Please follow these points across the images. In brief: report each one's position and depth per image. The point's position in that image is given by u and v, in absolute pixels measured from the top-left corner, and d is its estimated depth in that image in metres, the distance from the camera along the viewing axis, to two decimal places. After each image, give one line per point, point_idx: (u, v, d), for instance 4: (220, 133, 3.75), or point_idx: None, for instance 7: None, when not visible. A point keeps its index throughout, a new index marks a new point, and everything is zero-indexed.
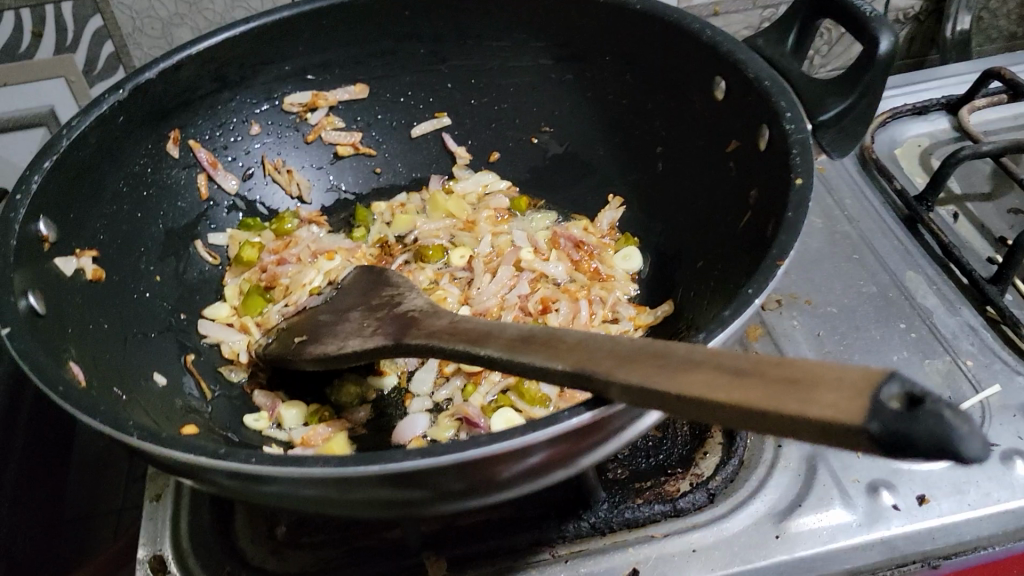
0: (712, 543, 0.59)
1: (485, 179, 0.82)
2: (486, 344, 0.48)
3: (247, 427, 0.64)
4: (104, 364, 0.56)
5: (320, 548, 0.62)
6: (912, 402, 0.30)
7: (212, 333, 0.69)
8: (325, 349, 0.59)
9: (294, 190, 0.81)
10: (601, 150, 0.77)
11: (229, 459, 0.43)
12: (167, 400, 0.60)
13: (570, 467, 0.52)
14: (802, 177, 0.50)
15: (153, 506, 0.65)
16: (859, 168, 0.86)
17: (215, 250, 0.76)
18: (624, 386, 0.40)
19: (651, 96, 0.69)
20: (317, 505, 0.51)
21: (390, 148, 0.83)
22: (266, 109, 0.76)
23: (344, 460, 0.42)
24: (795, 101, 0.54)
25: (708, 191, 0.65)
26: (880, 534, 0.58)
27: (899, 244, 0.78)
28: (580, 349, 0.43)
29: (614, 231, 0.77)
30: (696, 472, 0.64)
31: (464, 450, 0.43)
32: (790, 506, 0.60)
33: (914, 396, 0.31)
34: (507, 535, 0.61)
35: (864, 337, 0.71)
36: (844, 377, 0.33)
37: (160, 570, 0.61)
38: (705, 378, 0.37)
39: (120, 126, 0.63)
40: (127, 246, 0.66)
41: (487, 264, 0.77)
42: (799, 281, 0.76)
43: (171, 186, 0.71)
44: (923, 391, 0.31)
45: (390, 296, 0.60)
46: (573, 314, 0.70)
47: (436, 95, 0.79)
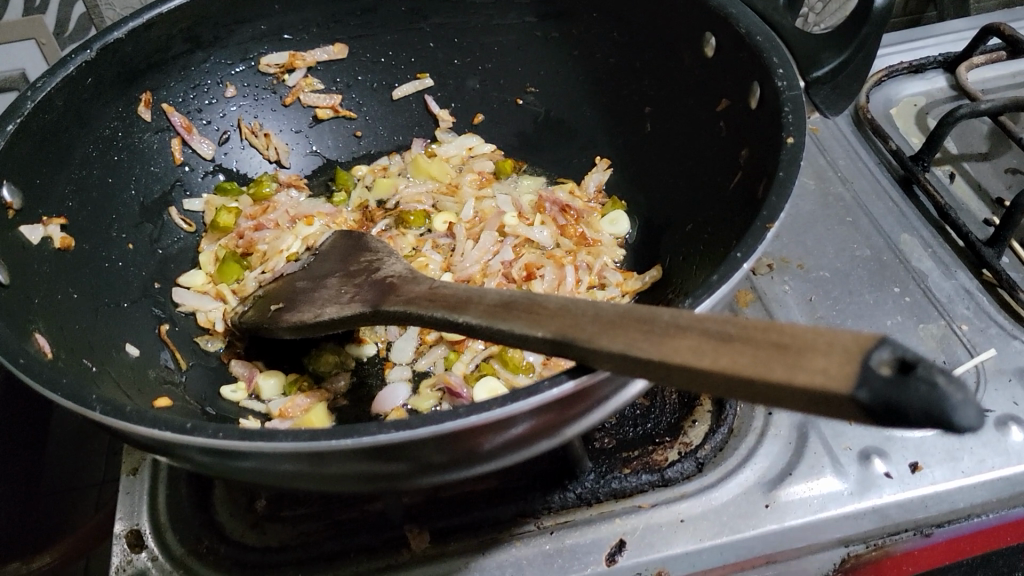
0: (701, 513, 0.58)
1: (469, 142, 0.80)
2: (465, 311, 0.46)
3: (224, 398, 0.62)
4: (74, 335, 0.54)
5: (301, 520, 0.61)
6: (904, 367, 0.29)
7: (187, 302, 0.68)
8: (302, 317, 0.57)
9: (272, 154, 0.78)
10: (588, 111, 0.74)
11: (196, 434, 0.41)
12: (140, 372, 0.58)
13: (555, 437, 0.51)
14: (793, 135, 0.49)
15: (130, 481, 0.64)
16: (852, 128, 0.84)
17: (190, 216, 0.74)
18: (606, 353, 0.38)
19: (639, 54, 0.67)
20: (293, 480, 0.49)
21: (370, 111, 0.80)
22: (241, 70, 0.73)
23: (316, 434, 0.40)
24: (788, 57, 0.52)
25: (696, 152, 0.63)
26: (871, 502, 0.57)
27: (893, 205, 0.77)
28: (562, 315, 0.42)
29: (601, 194, 0.74)
30: (684, 441, 0.63)
31: (441, 422, 0.41)
32: (780, 475, 0.59)
33: (906, 361, 0.29)
34: (491, 506, 0.60)
35: (857, 301, 0.69)
36: (835, 341, 0.31)
37: (137, 545, 0.60)
38: (692, 344, 0.35)
39: (88, 88, 0.61)
40: (98, 213, 0.63)
41: (469, 229, 0.75)
42: (791, 244, 0.74)
43: (143, 150, 0.69)
44: (915, 356, 0.29)
45: (369, 261, 0.59)
46: (558, 280, 0.69)
47: (418, 55, 0.77)
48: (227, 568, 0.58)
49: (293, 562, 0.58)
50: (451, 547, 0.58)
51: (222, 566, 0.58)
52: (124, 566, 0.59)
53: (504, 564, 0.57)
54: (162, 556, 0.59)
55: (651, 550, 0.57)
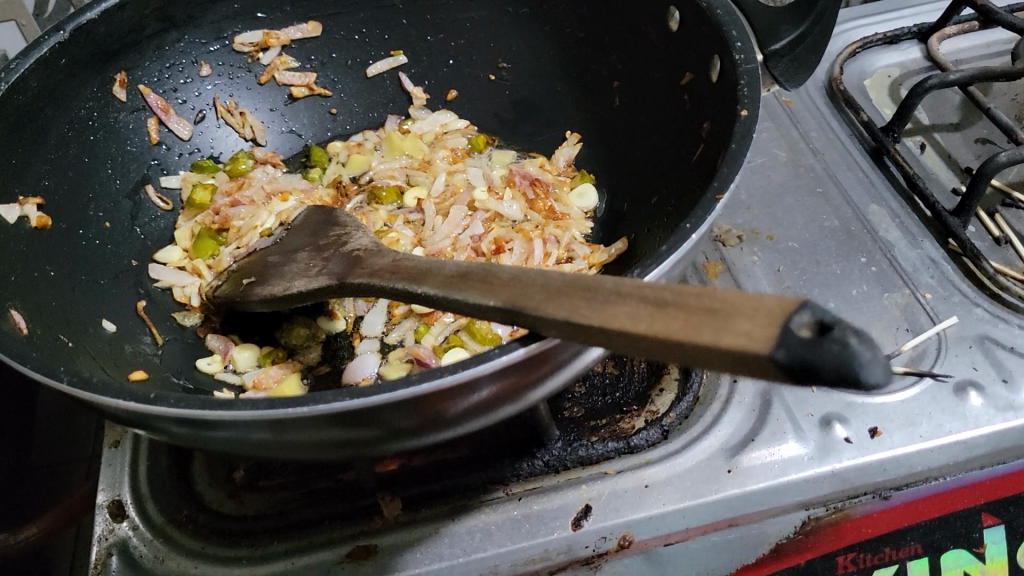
0: (665, 479, 0.59)
1: (443, 118, 0.81)
2: (424, 282, 0.48)
3: (200, 370, 0.64)
4: (51, 311, 0.55)
5: (277, 490, 0.63)
6: (822, 330, 0.30)
7: (164, 278, 0.69)
8: (272, 290, 0.59)
9: (248, 132, 0.79)
10: (559, 86, 0.75)
11: (159, 404, 0.42)
12: (116, 346, 0.59)
13: (520, 401, 0.52)
14: (748, 108, 0.50)
15: (111, 453, 0.65)
16: (826, 100, 0.84)
17: (167, 194, 0.75)
18: (551, 320, 0.39)
19: (608, 29, 0.68)
20: (265, 449, 0.51)
21: (345, 88, 0.81)
22: (216, 49, 0.74)
23: (275, 403, 0.42)
24: (746, 31, 0.54)
25: (662, 124, 0.64)
26: (831, 466, 0.59)
27: (863, 176, 0.77)
28: (513, 285, 0.43)
29: (570, 168, 0.76)
30: (651, 409, 0.64)
31: (395, 390, 0.42)
32: (743, 441, 0.61)
33: (824, 323, 0.30)
34: (461, 474, 0.61)
35: (824, 272, 0.70)
36: (761, 306, 0.32)
37: (118, 515, 0.62)
38: (630, 310, 0.36)
39: (63, 68, 0.61)
40: (74, 192, 0.64)
41: (439, 205, 0.76)
42: (761, 216, 0.75)
43: (118, 130, 0.70)
44: (833, 318, 0.30)
45: (337, 235, 0.60)
46: (527, 253, 0.70)
47: (391, 32, 0.77)
48: (206, 535, 0.60)
49: (270, 530, 0.59)
50: (422, 514, 0.60)
51: (201, 534, 0.60)
52: (106, 535, 0.61)
53: (473, 529, 0.59)
54: (142, 525, 0.61)
55: (616, 515, 0.58)
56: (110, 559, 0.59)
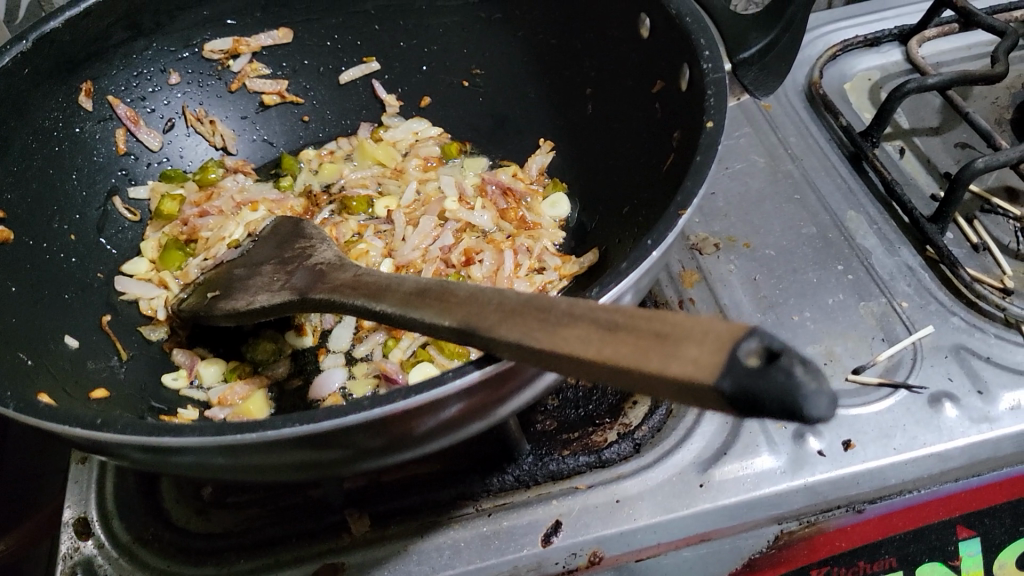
0: (637, 493, 0.59)
1: (416, 126, 0.80)
2: (382, 299, 0.47)
3: (166, 386, 0.63)
4: (9, 329, 0.54)
5: (246, 506, 0.62)
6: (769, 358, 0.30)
7: (131, 290, 0.68)
8: (236, 305, 0.58)
9: (218, 141, 0.78)
10: (532, 92, 0.74)
11: (107, 430, 0.41)
12: (79, 363, 0.58)
13: (486, 419, 0.52)
14: (713, 119, 0.49)
15: (78, 469, 0.65)
16: (805, 104, 0.84)
17: (135, 205, 0.74)
18: (505, 342, 0.39)
19: (580, 35, 0.67)
20: (224, 471, 0.50)
21: (317, 95, 0.80)
22: (185, 57, 0.73)
23: (225, 428, 0.41)
24: (715, 39, 0.53)
25: (633, 132, 0.63)
26: (804, 479, 0.58)
27: (842, 182, 0.76)
28: (469, 304, 0.43)
29: (544, 176, 0.75)
30: (624, 422, 0.64)
31: (347, 416, 0.41)
32: (715, 454, 0.60)
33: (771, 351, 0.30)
34: (431, 490, 0.61)
35: (801, 281, 0.69)
36: (710, 330, 0.32)
37: (84, 533, 0.61)
38: (581, 334, 0.36)
39: (25, 79, 0.60)
40: (38, 205, 0.63)
41: (410, 214, 0.75)
42: (738, 223, 0.74)
43: (84, 140, 0.69)
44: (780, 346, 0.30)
45: (303, 248, 0.59)
46: (498, 264, 0.69)
47: (363, 38, 0.76)
48: (172, 553, 0.59)
49: (238, 548, 0.59)
50: (390, 531, 0.59)
51: (167, 552, 0.59)
52: (72, 554, 0.60)
53: (442, 546, 0.58)
54: (108, 543, 0.60)
55: (587, 530, 0.57)
56: None
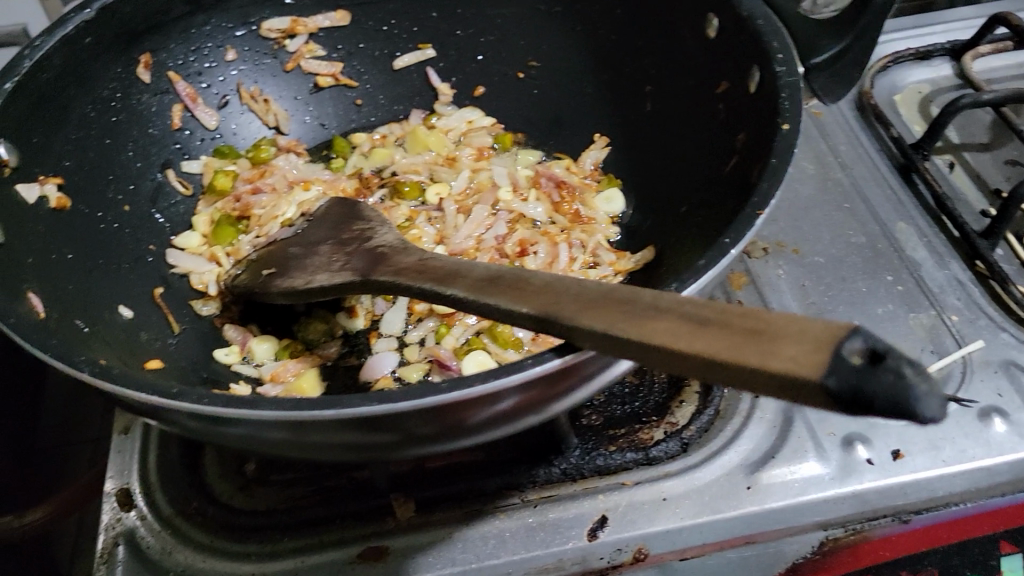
0: (683, 492, 0.59)
1: (469, 115, 0.80)
2: (453, 284, 0.47)
3: (218, 361, 0.63)
4: (67, 295, 0.54)
5: (289, 484, 0.62)
6: (873, 358, 0.30)
7: (182, 264, 0.68)
8: (293, 283, 0.58)
9: (271, 119, 0.78)
10: (588, 88, 0.74)
11: (182, 399, 0.41)
12: (133, 333, 0.58)
13: (542, 412, 0.51)
14: (789, 122, 0.49)
15: (122, 440, 0.65)
16: (855, 114, 0.83)
17: (188, 179, 0.74)
18: (587, 330, 0.39)
19: (642, 33, 0.67)
20: (281, 448, 0.50)
21: (371, 80, 0.80)
22: (242, 34, 0.73)
23: (301, 403, 0.40)
24: (788, 42, 0.53)
25: (694, 132, 0.63)
26: (852, 487, 0.58)
27: (892, 194, 0.76)
28: (546, 292, 0.42)
29: (597, 171, 0.75)
30: (670, 420, 0.63)
31: (426, 396, 0.41)
32: (764, 457, 0.60)
33: (876, 352, 0.31)
34: (477, 479, 0.61)
35: (850, 289, 0.69)
36: (807, 330, 0.33)
37: (126, 503, 0.61)
38: (670, 327, 0.36)
39: (87, 48, 0.60)
40: (95, 174, 0.63)
41: (461, 203, 0.75)
42: (787, 229, 0.74)
43: (141, 112, 0.69)
44: (884, 347, 0.30)
45: (361, 230, 0.59)
46: (552, 257, 0.69)
47: (420, 25, 0.76)
48: (215, 529, 0.59)
49: (283, 526, 0.59)
50: (436, 517, 0.59)
51: (210, 527, 0.59)
52: (114, 524, 0.60)
53: (487, 535, 0.58)
54: (151, 516, 0.60)
55: (633, 527, 0.57)
56: (117, 548, 0.59)
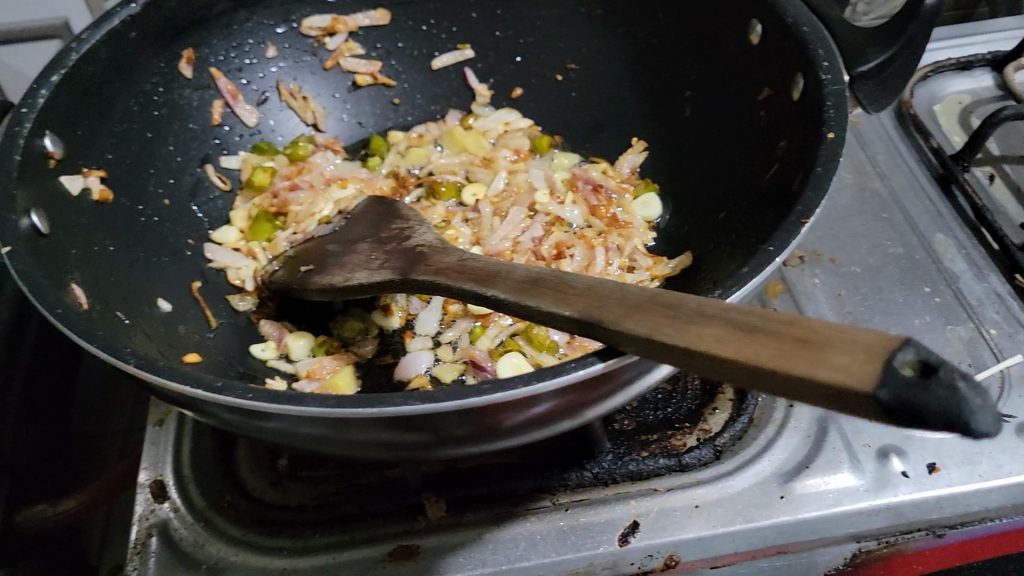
0: (715, 500, 0.58)
1: (506, 117, 0.80)
2: (494, 285, 0.47)
3: (253, 356, 0.64)
4: (108, 286, 0.54)
5: (320, 482, 0.62)
6: (925, 370, 0.30)
7: (219, 259, 0.68)
8: (331, 281, 0.58)
9: (309, 117, 0.79)
10: (627, 92, 0.74)
11: (226, 393, 0.41)
12: (171, 326, 0.59)
13: (576, 417, 0.51)
14: (834, 132, 0.48)
15: (156, 431, 0.66)
16: (895, 123, 0.83)
17: (226, 174, 0.74)
18: (631, 335, 0.39)
19: (683, 37, 0.67)
20: (318, 444, 0.50)
21: (409, 79, 0.80)
22: (283, 31, 0.74)
23: (343, 401, 0.40)
24: (834, 49, 0.52)
25: (735, 138, 0.63)
26: (887, 500, 0.57)
27: (930, 204, 0.76)
28: (589, 296, 0.42)
29: (634, 175, 0.75)
30: (703, 428, 0.63)
31: (467, 397, 0.41)
32: (797, 467, 0.59)
33: (928, 364, 0.30)
34: (509, 480, 0.61)
35: (887, 300, 0.69)
36: (858, 340, 0.32)
37: (160, 495, 0.62)
38: (716, 333, 0.36)
39: (132, 42, 0.61)
40: (136, 167, 0.64)
41: (497, 204, 0.75)
42: (824, 237, 0.74)
43: (182, 107, 0.69)
44: (937, 359, 0.30)
45: (400, 229, 0.59)
46: (588, 261, 0.69)
47: (460, 25, 0.76)
48: (247, 523, 0.59)
49: (314, 522, 0.59)
50: (466, 518, 0.59)
51: (242, 521, 0.60)
52: (147, 515, 0.61)
53: (518, 537, 0.58)
54: (184, 508, 0.61)
55: (664, 533, 0.57)
56: (150, 539, 0.59)
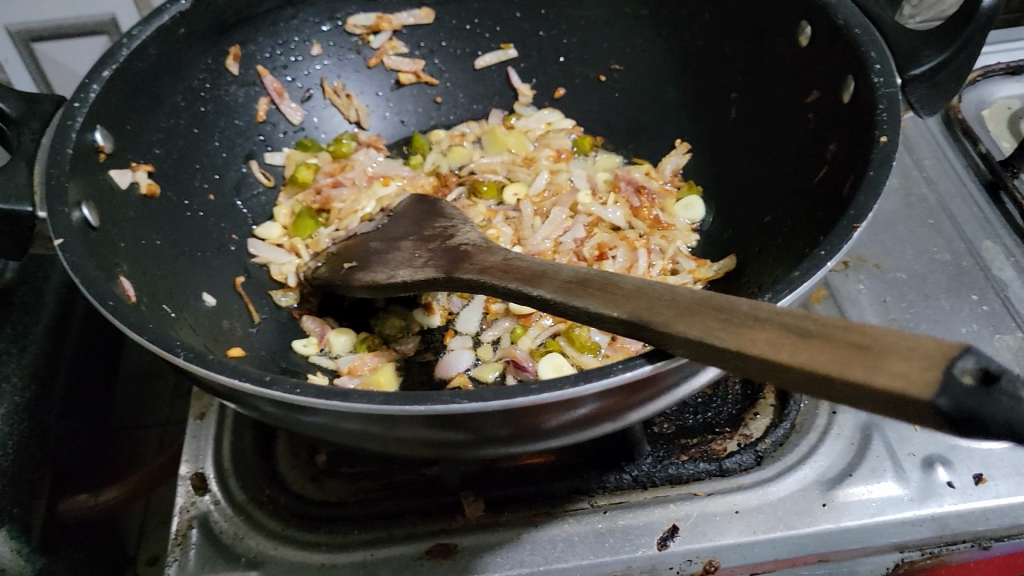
0: (756, 506, 0.58)
1: (549, 117, 0.80)
2: (540, 285, 0.47)
3: (295, 351, 0.64)
4: (155, 280, 0.55)
5: (359, 478, 0.63)
6: (987, 378, 0.29)
7: (263, 254, 0.69)
8: (375, 278, 0.58)
9: (352, 114, 0.79)
10: (671, 93, 0.74)
11: (274, 387, 0.41)
12: (215, 321, 0.59)
13: (618, 420, 0.51)
14: (887, 135, 0.47)
15: (196, 425, 0.66)
16: (941, 128, 0.82)
17: (270, 170, 0.75)
18: (681, 338, 0.38)
19: (730, 39, 0.66)
20: (360, 441, 0.50)
21: (452, 78, 0.80)
22: (328, 29, 0.74)
23: (390, 398, 0.40)
24: (887, 52, 0.51)
25: (782, 141, 0.62)
26: (932, 510, 0.57)
27: (978, 210, 0.74)
28: (637, 297, 0.42)
29: (677, 177, 0.74)
30: (744, 433, 0.63)
31: (514, 397, 0.40)
32: (840, 475, 0.59)
33: (990, 373, 0.30)
34: (548, 481, 0.61)
35: (933, 307, 0.68)
36: (917, 347, 0.32)
37: (201, 488, 0.62)
38: (770, 337, 0.36)
39: (181, 38, 0.61)
40: (182, 162, 0.65)
41: (538, 204, 0.75)
42: (869, 242, 0.73)
43: (228, 103, 0.70)
44: (999, 368, 0.30)
45: (443, 228, 0.59)
46: (630, 262, 0.69)
47: (503, 25, 0.76)
48: (286, 517, 0.60)
49: (353, 519, 0.59)
50: (504, 517, 0.59)
51: (281, 515, 0.60)
52: (188, 507, 0.61)
53: (556, 538, 0.58)
54: (224, 501, 0.61)
55: (704, 538, 0.57)
56: (190, 531, 0.60)
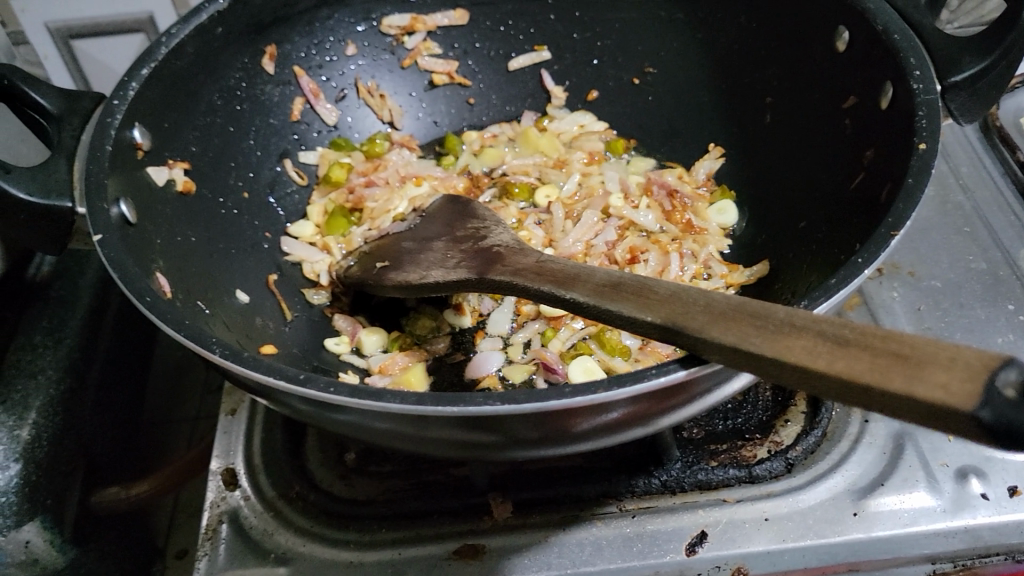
0: (786, 514, 0.57)
1: (581, 119, 0.80)
2: (573, 287, 0.47)
3: (327, 350, 0.65)
4: (190, 276, 0.55)
5: (388, 477, 0.63)
6: None
7: (296, 252, 0.69)
8: (407, 278, 0.59)
9: (386, 115, 0.80)
10: (705, 97, 0.73)
11: (308, 385, 0.41)
12: (248, 317, 0.59)
13: (650, 425, 0.51)
14: (926, 141, 0.47)
15: (228, 421, 0.67)
16: (979, 135, 0.81)
17: (304, 169, 0.75)
18: (716, 343, 0.38)
19: (766, 43, 0.66)
20: (391, 440, 0.50)
21: (485, 79, 0.80)
22: (362, 29, 0.74)
23: (424, 399, 0.40)
24: (926, 58, 0.51)
25: (818, 146, 0.62)
26: (965, 522, 0.56)
27: (1016, 219, 0.73)
28: (672, 301, 0.42)
29: (710, 181, 0.74)
30: (775, 440, 0.62)
31: (547, 399, 0.40)
32: (872, 484, 0.58)
33: None
34: (576, 484, 0.61)
35: (968, 316, 0.67)
36: (958, 357, 0.31)
37: (231, 483, 0.63)
38: (807, 345, 0.36)
39: (218, 37, 0.62)
40: (218, 160, 0.65)
41: (569, 207, 0.75)
42: (903, 250, 0.72)
43: (264, 102, 0.70)
44: None
45: (476, 229, 0.59)
46: (662, 266, 0.69)
47: (538, 26, 0.76)
48: (315, 514, 0.60)
49: (381, 517, 0.60)
50: (532, 519, 0.59)
51: (311, 512, 0.60)
52: (218, 502, 0.61)
53: (584, 541, 0.58)
54: (254, 497, 0.62)
55: (733, 545, 0.56)
56: (221, 526, 0.60)
